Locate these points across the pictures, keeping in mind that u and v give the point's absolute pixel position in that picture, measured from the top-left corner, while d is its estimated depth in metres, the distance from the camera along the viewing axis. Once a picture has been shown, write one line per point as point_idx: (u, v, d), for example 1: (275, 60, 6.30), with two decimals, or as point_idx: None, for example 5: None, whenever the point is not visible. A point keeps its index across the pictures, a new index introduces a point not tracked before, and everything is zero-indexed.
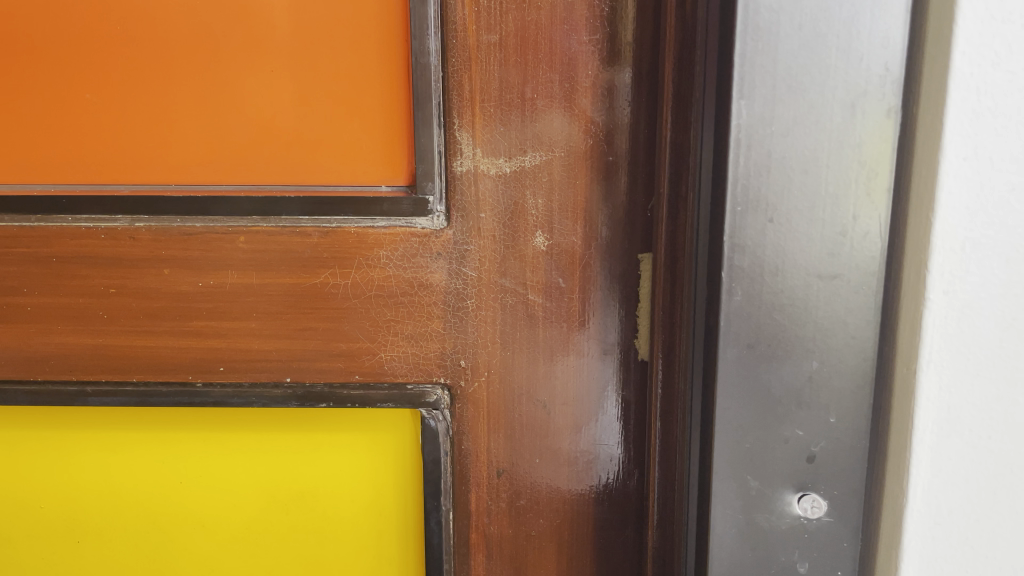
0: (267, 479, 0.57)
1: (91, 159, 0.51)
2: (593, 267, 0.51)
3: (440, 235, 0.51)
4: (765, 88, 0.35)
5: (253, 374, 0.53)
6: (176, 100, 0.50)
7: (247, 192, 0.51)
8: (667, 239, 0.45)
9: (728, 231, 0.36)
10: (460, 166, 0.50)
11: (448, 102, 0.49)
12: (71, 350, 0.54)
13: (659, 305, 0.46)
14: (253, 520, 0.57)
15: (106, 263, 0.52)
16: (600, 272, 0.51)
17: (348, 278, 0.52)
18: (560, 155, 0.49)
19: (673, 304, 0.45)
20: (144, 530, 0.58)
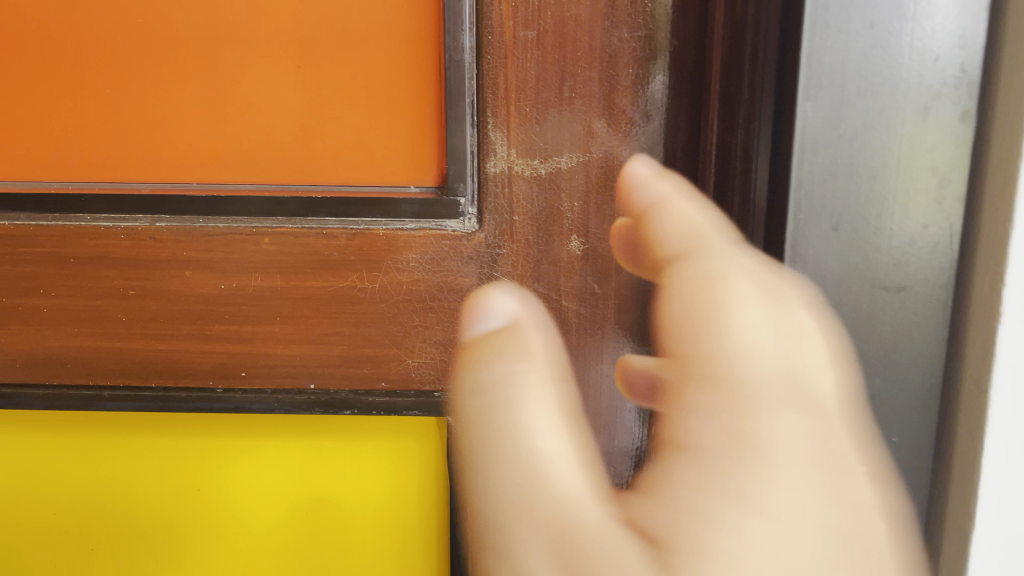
0: (289, 486, 0.55)
1: (109, 154, 0.50)
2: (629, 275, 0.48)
3: (471, 239, 0.49)
4: (834, 90, 0.32)
5: (276, 380, 0.52)
6: (198, 96, 0.48)
7: (273, 192, 0.49)
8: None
9: (790, 229, 0.34)
10: (492, 167, 0.48)
11: (482, 101, 0.47)
12: (87, 353, 0.52)
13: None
14: (270, 527, 0.56)
15: (124, 264, 0.50)
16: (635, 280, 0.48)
17: (376, 282, 0.50)
18: (598, 157, 0.47)
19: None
20: (159, 536, 0.56)
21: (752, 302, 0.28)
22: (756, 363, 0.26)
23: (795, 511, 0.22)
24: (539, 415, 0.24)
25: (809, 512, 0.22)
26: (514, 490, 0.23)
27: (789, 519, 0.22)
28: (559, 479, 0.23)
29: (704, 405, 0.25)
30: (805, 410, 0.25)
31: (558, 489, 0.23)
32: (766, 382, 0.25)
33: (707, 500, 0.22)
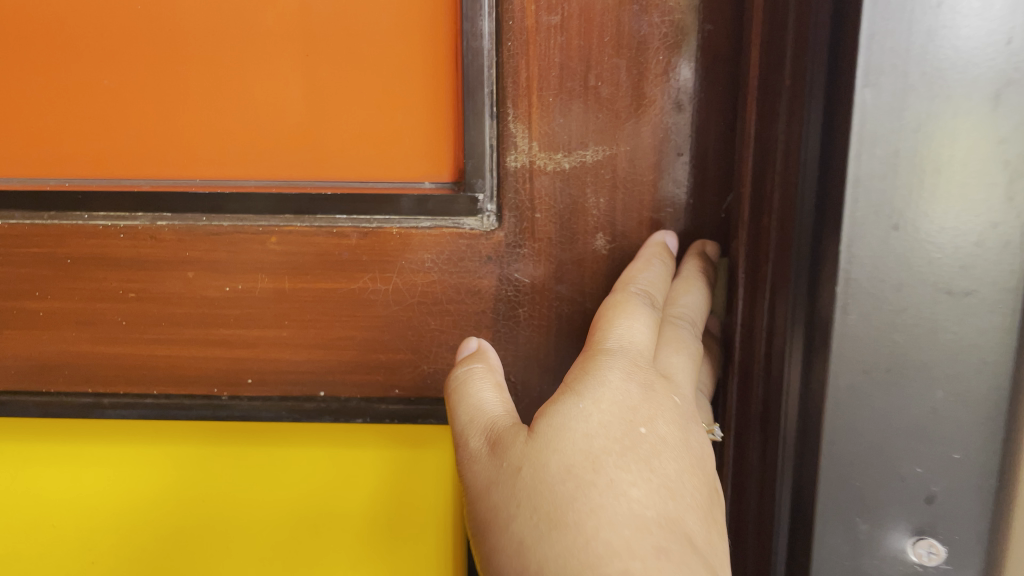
0: (292, 513, 0.49)
1: (104, 151, 0.47)
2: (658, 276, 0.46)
3: (490, 237, 0.46)
4: (896, 76, 0.29)
5: (285, 386, 0.49)
6: (200, 88, 0.46)
7: (279, 188, 0.46)
8: (749, 242, 0.41)
9: (847, 225, 0.31)
10: (513, 162, 0.45)
11: (502, 91, 0.44)
12: (86, 358, 0.50)
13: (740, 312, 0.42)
14: None
15: (124, 265, 0.48)
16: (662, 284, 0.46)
17: (389, 283, 0.47)
18: (625, 150, 0.45)
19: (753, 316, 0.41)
20: None
21: (638, 315, 0.41)
22: (624, 347, 0.40)
23: (616, 410, 0.37)
24: (486, 393, 0.41)
25: (623, 413, 0.37)
26: (467, 414, 0.40)
27: (605, 398, 0.37)
28: (485, 411, 0.40)
29: (592, 365, 0.39)
30: (642, 370, 0.39)
31: (487, 414, 0.40)
32: (630, 353, 0.40)
33: (565, 407, 0.37)
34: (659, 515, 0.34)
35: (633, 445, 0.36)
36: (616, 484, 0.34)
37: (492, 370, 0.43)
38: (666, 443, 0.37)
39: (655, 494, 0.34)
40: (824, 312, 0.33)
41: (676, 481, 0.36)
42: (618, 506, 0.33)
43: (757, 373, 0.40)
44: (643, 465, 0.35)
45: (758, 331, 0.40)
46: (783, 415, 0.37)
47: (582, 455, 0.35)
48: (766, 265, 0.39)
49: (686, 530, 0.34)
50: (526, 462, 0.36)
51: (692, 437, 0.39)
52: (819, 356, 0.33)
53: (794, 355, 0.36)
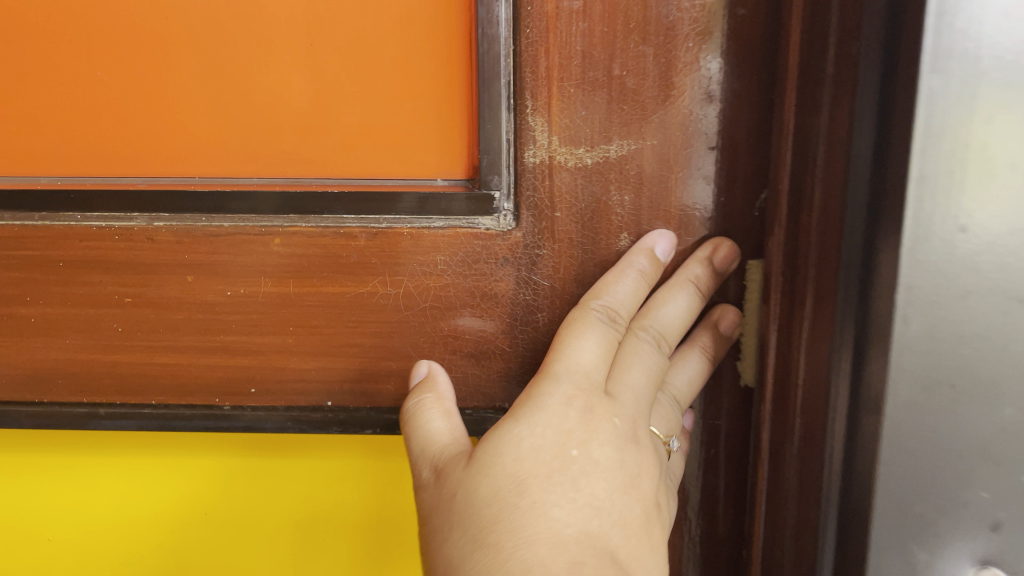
0: (297, 512, 0.53)
1: (101, 147, 0.44)
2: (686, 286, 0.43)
3: (507, 238, 0.44)
4: (968, 61, 0.26)
5: (290, 396, 0.47)
6: (199, 80, 0.43)
7: (283, 186, 0.44)
8: (787, 244, 0.38)
9: (909, 224, 0.28)
10: (531, 157, 0.42)
11: (520, 82, 0.42)
12: (81, 367, 0.47)
13: (776, 319, 0.39)
14: (289, 530, 0.53)
15: (120, 268, 0.45)
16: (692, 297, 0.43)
17: (400, 287, 0.45)
18: (652, 144, 0.42)
19: (792, 324, 0.37)
20: (174, 540, 0.54)
21: (592, 333, 0.42)
22: (572, 371, 0.42)
23: (550, 435, 0.40)
24: (433, 423, 0.43)
25: (558, 436, 0.41)
26: (417, 443, 0.43)
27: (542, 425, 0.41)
28: (434, 441, 0.43)
29: (536, 390, 0.42)
30: (585, 393, 0.42)
31: (437, 442, 0.42)
32: (575, 376, 0.42)
33: (502, 434, 0.41)
34: (580, 531, 0.38)
35: (562, 467, 0.40)
36: (538, 506, 0.38)
37: (444, 397, 0.44)
38: (597, 464, 0.41)
39: (578, 513, 0.39)
40: (884, 320, 0.29)
41: (603, 500, 0.40)
42: (539, 527, 0.38)
43: (796, 384, 0.37)
44: (568, 486, 0.40)
45: (797, 340, 0.37)
46: (829, 431, 0.34)
47: (511, 479, 0.39)
48: (806, 268, 0.36)
49: (607, 545, 0.39)
50: (464, 484, 0.40)
51: (629, 456, 0.42)
52: (878, 368, 0.30)
53: (842, 366, 0.32)
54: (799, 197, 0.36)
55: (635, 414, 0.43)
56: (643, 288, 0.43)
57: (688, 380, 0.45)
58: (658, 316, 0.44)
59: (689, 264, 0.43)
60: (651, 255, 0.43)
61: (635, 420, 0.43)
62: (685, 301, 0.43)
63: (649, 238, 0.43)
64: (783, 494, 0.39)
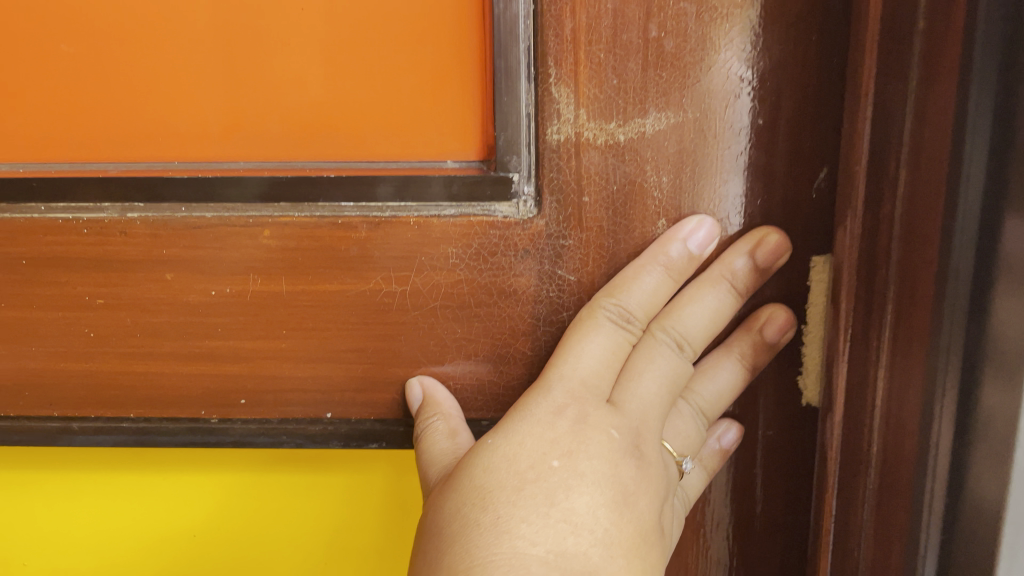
0: (300, 528, 0.47)
1: (69, 129, 0.39)
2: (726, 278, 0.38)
3: (527, 227, 0.38)
4: None
5: (284, 407, 0.42)
6: (176, 51, 0.38)
7: (273, 171, 0.39)
8: (863, 246, 0.32)
9: None
10: (554, 135, 0.37)
11: (542, 46, 0.36)
12: (50, 377, 0.42)
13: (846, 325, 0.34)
14: (289, 551, 0.48)
15: (90, 266, 0.40)
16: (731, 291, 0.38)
17: (406, 284, 0.39)
18: (694, 117, 0.36)
19: (870, 340, 0.33)
20: (164, 562, 0.49)
21: (595, 336, 0.38)
22: (566, 377, 0.38)
23: (528, 444, 0.37)
24: (438, 445, 0.39)
25: (540, 445, 0.37)
26: (423, 464, 0.39)
27: (526, 435, 0.37)
28: (437, 463, 0.39)
29: (527, 395, 0.38)
30: (577, 400, 0.38)
31: (440, 463, 0.39)
32: (570, 382, 0.38)
33: (481, 443, 0.38)
34: (549, 550, 0.35)
35: (537, 479, 0.37)
36: (503, 520, 0.35)
37: (449, 416, 0.39)
38: (581, 477, 0.37)
39: (549, 531, 0.35)
40: (1014, 345, 0.24)
41: (586, 517, 0.36)
42: (501, 545, 0.35)
43: (874, 407, 0.33)
44: (542, 499, 0.36)
45: (874, 358, 0.32)
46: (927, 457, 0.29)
47: (477, 490, 0.36)
48: (886, 276, 0.31)
49: (583, 567, 0.35)
50: (440, 497, 0.37)
51: (625, 470, 0.38)
52: (994, 401, 0.25)
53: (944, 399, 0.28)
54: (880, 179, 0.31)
55: (639, 425, 0.39)
56: (663, 287, 0.38)
57: (718, 388, 0.40)
58: (680, 317, 0.39)
59: (729, 257, 0.38)
60: (684, 246, 0.38)
61: (637, 433, 0.38)
62: (716, 300, 0.38)
63: (688, 224, 0.37)
64: (855, 529, 0.35)
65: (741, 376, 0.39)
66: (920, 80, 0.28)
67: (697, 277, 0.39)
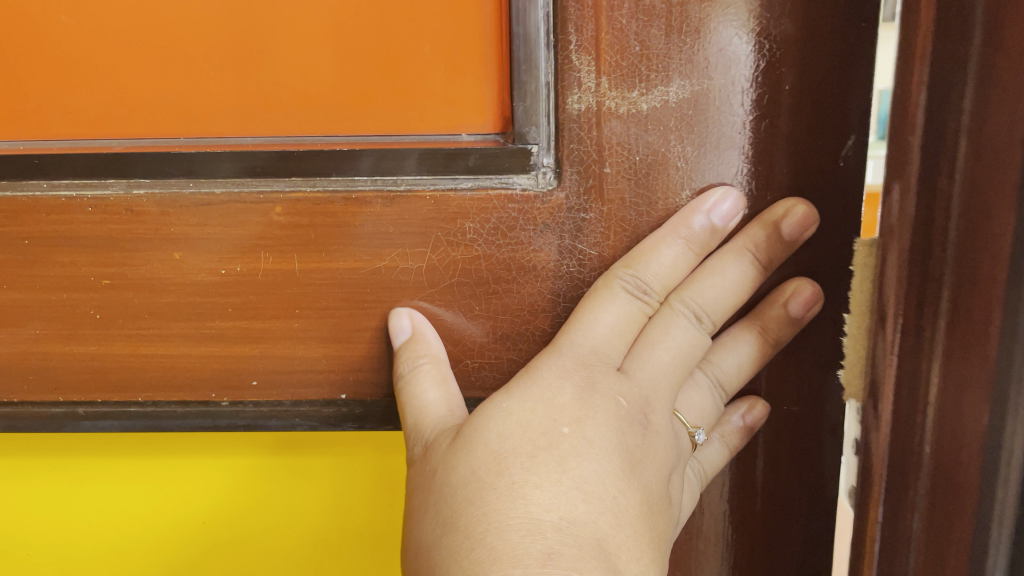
0: (309, 514, 0.46)
1: (71, 104, 0.38)
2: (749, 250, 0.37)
3: (547, 200, 0.37)
4: None
5: (296, 389, 0.40)
6: (180, 21, 0.37)
7: (283, 145, 0.37)
8: (916, 238, 0.31)
9: None
10: (574, 104, 0.36)
11: (563, 11, 0.35)
12: (55, 361, 0.41)
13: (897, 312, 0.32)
14: (300, 538, 0.47)
15: (95, 246, 0.39)
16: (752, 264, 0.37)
17: (423, 260, 0.38)
18: (720, 84, 0.35)
19: (923, 330, 0.32)
20: (171, 550, 0.48)
21: (612, 304, 0.37)
22: (577, 345, 0.37)
23: (539, 410, 0.36)
24: (430, 391, 0.38)
25: (548, 410, 0.36)
26: (412, 413, 0.38)
27: (533, 400, 0.36)
28: (431, 411, 0.38)
29: (535, 363, 0.37)
30: (588, 367, 0.37)
31: (435, 412, 0.38)
32: (580, 349, 0.37)
33: (489, 408, 0.36)
34: (562, 517, 0.33)
35: (548, 446, 0.35)
36: (516, 486, 0.34)
37: (439, 361, 0.38)
38: (592, 444, 0.36)
39: (562, 496, 0.34)
40: None
41: (596, 484, 0.35)
42: (514, 510, 0.33)
43: (926, 404, 0.32)
44: (555, 465, 0.35)
45: (926, 349, 0.32)
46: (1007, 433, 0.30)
47: (489, 456, 0.35)
48: (942, 262, 0.30)
49: (594, 535, 0.33)
50: (443, 463, 0.36)
51: (632, 439, 0.37)
52: None
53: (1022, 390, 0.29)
54: (937, 162, 0.30)
55: (649, 395, 0.38)
56: (683, 260, 0.37)
57: (738, 363, 0.38)
58: (700, 289, 0.37)
59: (755, 228, 0.36)
60: (708, 218, 0.36)
61: (646, 401, 0.38)
62: (737, 273, 0.37)
63: (711, 195, 0.36)
64: (902, 533, 0.34)
65: (762, 351, 0.38)
66: (986, 43, 0.27)
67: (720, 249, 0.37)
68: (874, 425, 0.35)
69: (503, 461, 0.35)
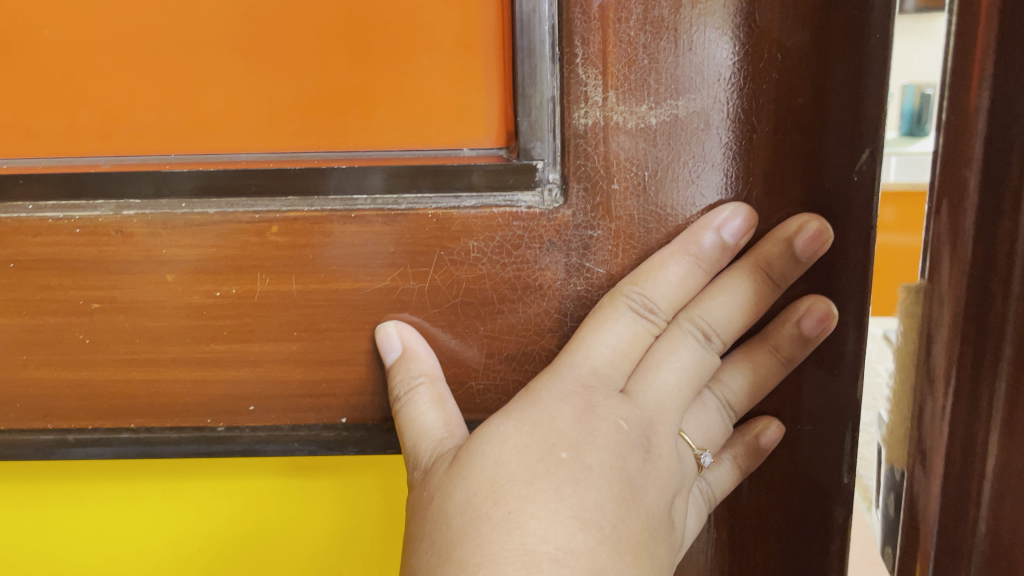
0: (304, 544, 0.45)
1: (54, 122, 0.36)
2: (760, 268, 0.36)
3: (553, 218, 0.36)
4: None
5: (294, 413, 0.39)
6: (169, 35, 0.35)
7: (279, 162, 0.36)
8: (972, 298, 0.30)
9: None
10: (581, 119, 0.35)
11: (568, 24, 0.34)
12: (44, 388, 0.39)
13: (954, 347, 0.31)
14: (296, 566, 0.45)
15: (85, 269, 0.37)
16: (763, 281, 0.36)
17: (424, 280, 0.37)
18: (731, 98, 0.34)
19: (980, 399, 0.31)
20: None
21: (616, 323, 0.36)
22: (577, 366, 0.36)
23: (537, 435, 0.34)
24: (428, 414, 0.37)
25: (547, 434, 0.35)
26: (411, 436, 0.37)
27: (531, 426, 0.35)
28: (429, 434, 0.36)
29: (534, 384, 0.36)
30: (588, 390, 0.36)
31: (433, 435, 0.36)
32: (580, 372, 0.36)
33: (487, 432, 0.35)
34: (559, 547, 0.32)
35: (546, 473, 0.34)
36: (512, 516, 0.32)
37: (437, 380, 0.37)
38: (590, 470, 0.34)
39: (559, 526, 0.32)
40: None
41: (594, 512, 0.33)
42: (509, 541, 0.32)
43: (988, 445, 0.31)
44: (552, 492, 0.33)
45: (986, 388, 0.31)
46: None
47: (485, 485, 0.33)
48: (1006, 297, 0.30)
49: (592, 566, 0.32)
50: (439, 490, 0.34)
51: (634, 463, 0.35)
52: None
53: None
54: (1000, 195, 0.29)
55: (652, 417, 0.37)
56: (692, 277, 0.36)
57: (747, 383, 0.37)
58: (710, 307, 0.36)
59: (767, 245, 0.35)
60: (718, 235, 0.35)
61: (650, 424, 0.36)
62: (748, 291, 0.36)
63: (722, 211, 0.35)
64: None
65: (771, 371, 0.37)
66: None
67: (732, 266, 0.36)
68: (925, 463, 0.34)
69: (499, 489, 0.33)
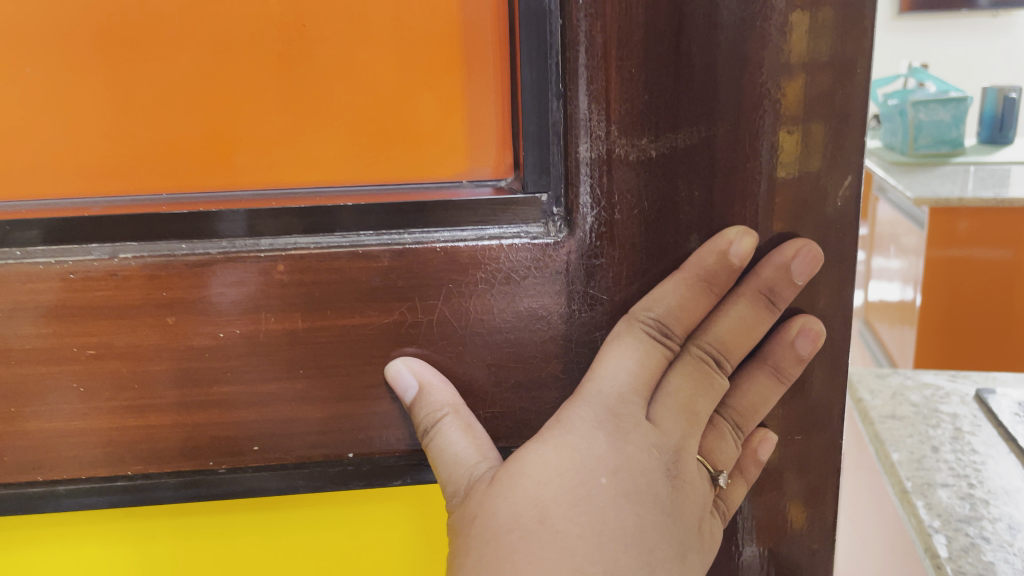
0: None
1: (43, 164, 0.35)
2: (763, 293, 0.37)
3: (559, 248, 0.37)
4: None
5: (300, 450, 0.39)
6: (163, 73, 0.34)
7: (280, 200, 0.36)
8: None
9: None
10: (584, 151, 0.36)
11: (572, 62, 0.34)
12: (33, 438, 0.38)
13: None
14: None
15: (79, 315, 0.36)
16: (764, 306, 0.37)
17: (432, 313, 0.37)
18: (728, 129, 0.35)
19: None
20: None
21: (633, 351, 0.37)
22: (605, 394, 0.37)
23: (575, 461, 0.37)
24: (459, 445, 0.38)
25: (584, 460, 0.37)
26: (445, 466, 0.38)
27: (570, 453, 0.37)
28: (462, 463, 0.37)
29: (565, 411, 0.37)
30: (617, 415, 0.37)
31: (465, 463, 0.37)
32: (607, 399, 0.37)
33: (526, 455, 0.37)
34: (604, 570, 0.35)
35: (586, 497, 0.36)
36: (559, 537, 0.35)
37: (463, 411, 0.38)
38: (627, 494, 0.37)
39: (602, 550, 0.35)
40: None
41: (633, 534, 0.36)
42: (558, 563, 0.35)
43: None
44: (594, 516, 0.36)
45: None
46: None
47: (531, 509, 0.36)
48: None
49: None
50: (481, 510, 0.37)
51: (664, 484, 0.38)
52: None
53: None
54: None
55: (674, 439, 0.38)
56: (699, 301, 0.37)
57: (752, 400, 0.39)
58: (717, 332, 0.38)
59: (767, 269, 0.37)
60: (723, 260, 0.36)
61: (673, 444, 0.38)
62: (752, 315, 0.38)
63: (728, 234, 0.36)
64: None
65: (772, 389, 0.39)
66: None
67: (736, 292, 0.38)
68: None
69: (546, 514, 0.36)
